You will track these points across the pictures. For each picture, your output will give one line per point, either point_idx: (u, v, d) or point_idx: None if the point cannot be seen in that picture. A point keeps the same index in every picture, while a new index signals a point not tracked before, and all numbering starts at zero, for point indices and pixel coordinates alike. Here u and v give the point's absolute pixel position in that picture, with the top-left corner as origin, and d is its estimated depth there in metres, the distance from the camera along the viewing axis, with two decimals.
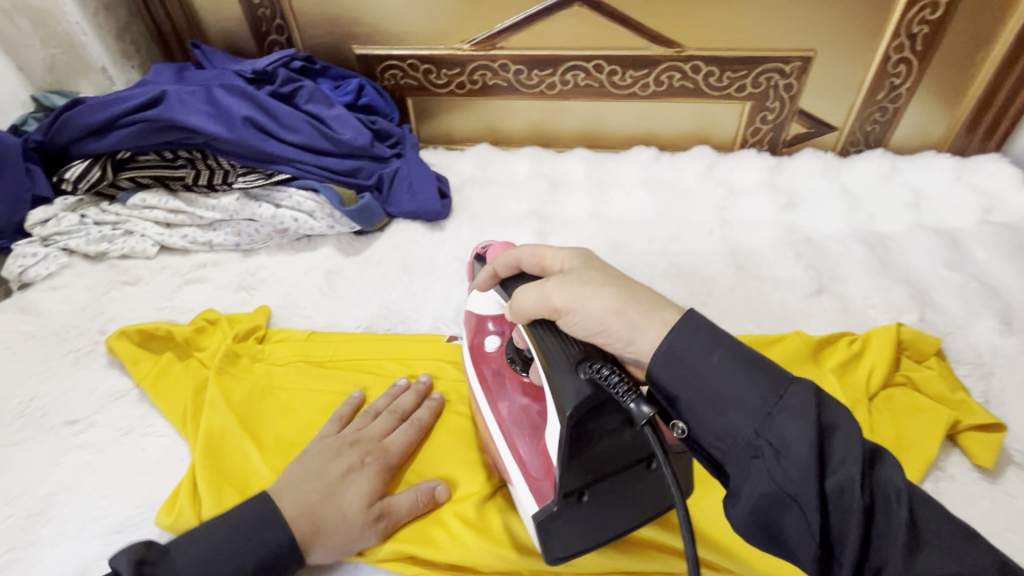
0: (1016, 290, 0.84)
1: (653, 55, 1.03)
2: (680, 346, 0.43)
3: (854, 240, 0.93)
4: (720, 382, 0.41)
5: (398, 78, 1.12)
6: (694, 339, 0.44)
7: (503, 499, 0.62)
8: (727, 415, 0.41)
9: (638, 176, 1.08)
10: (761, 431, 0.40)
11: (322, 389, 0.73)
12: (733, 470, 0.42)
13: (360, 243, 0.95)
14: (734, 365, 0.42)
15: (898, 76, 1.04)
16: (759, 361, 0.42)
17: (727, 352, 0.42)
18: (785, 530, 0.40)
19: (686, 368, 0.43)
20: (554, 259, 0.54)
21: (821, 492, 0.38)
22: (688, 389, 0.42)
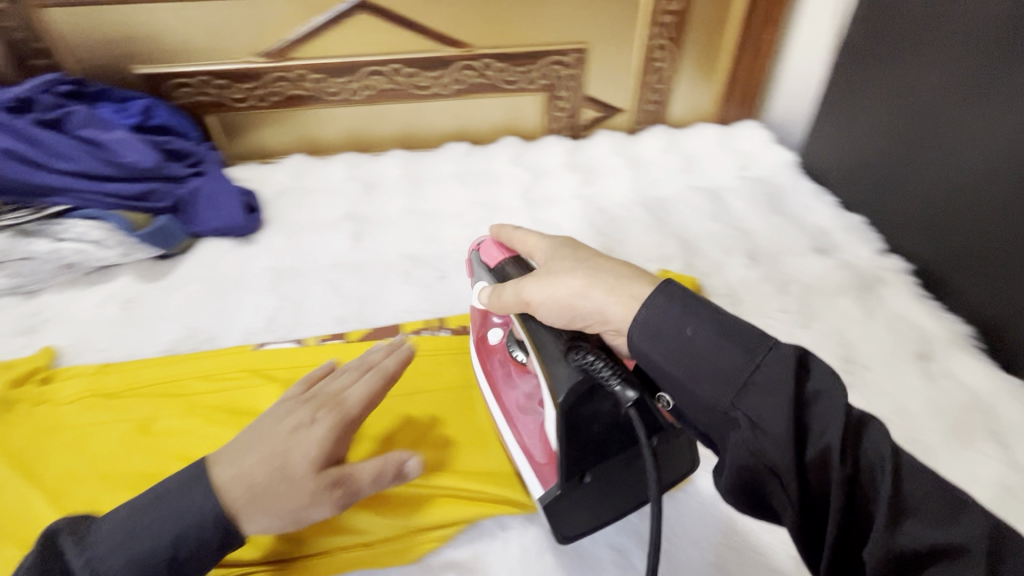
0: (763, 230, 1.01)
1: (445, 56, 1.10)
2: (661, 320, 0.46)
3: (637, 205, 1.05)
4: (704, 354, 0.44)
5: (193, 96, 1.08)
6: (674, 308, 0.47)
7: None
8: (703, 380, 0.44)
9: (451, 170, 1.14)
10: (725, 397, 0.43)
11: (116, 420, 0.69)
12: (718, 436, 0.46)
13: (162, 267, 0.92)
14: (715, 330, 0.45)
15: (661, 60, 1.19)
16: (727, 330, 0.44)
17: (704, 325, 0.45)
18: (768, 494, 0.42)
19: (661, 338, 0.46)
20: (540, 248, 0.59)
21: (794, 462, 0.40)
22: (672, 363, 0.45)
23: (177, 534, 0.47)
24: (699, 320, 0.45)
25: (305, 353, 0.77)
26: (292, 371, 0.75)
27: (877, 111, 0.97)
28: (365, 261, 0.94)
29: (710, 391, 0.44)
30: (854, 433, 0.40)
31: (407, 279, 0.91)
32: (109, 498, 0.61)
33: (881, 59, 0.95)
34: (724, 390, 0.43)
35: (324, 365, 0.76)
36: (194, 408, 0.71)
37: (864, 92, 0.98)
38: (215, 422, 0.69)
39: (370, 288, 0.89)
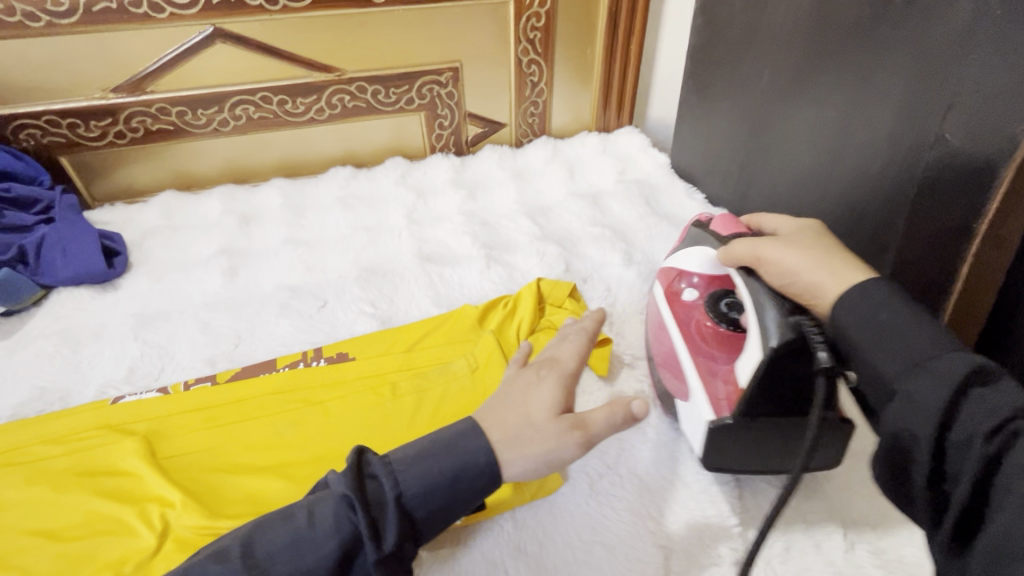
0: (640, 230, 1.06)
1: (316, 81, 1.08)
2: (861, 300, 0.47)
3: (520, 216, 1.08)
4: (890, 330, 0.44)
5: (39, 137, 1.01)
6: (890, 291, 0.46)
7: (171, 544, 0.59)
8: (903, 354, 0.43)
9: (334, 196, 1.13)
10: (912, 364, 0.42)
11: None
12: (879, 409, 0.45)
13: (8, 325, 0.84)
14: (922, 314, 0.45)
15: (534, 74, 1.23)
16: (940, 323, 0.44)
17: (898, 311, 0.45)
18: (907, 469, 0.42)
19: (861, 316, 0.46)
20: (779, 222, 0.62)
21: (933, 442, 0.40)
22: (863, 331, 0.46)
23: (455, 477, 0.46)
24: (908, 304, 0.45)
25: (166, 401, 0.73)
26: (151, 422, 0.71)
27: (730, 95, 1.02)
28: (240, 297, 0.91)
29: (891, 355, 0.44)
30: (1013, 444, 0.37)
31: (285, 311, 0.88)
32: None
33: (731, 45, 0.99)
34: (913, 357, 0.43)
35: (188, 412, 0.72)
36: (37, 476, 0.65)
37: (719, 78, 1.03)
38: (64, 489, 0.64)
39: (244, 324, 0.86)
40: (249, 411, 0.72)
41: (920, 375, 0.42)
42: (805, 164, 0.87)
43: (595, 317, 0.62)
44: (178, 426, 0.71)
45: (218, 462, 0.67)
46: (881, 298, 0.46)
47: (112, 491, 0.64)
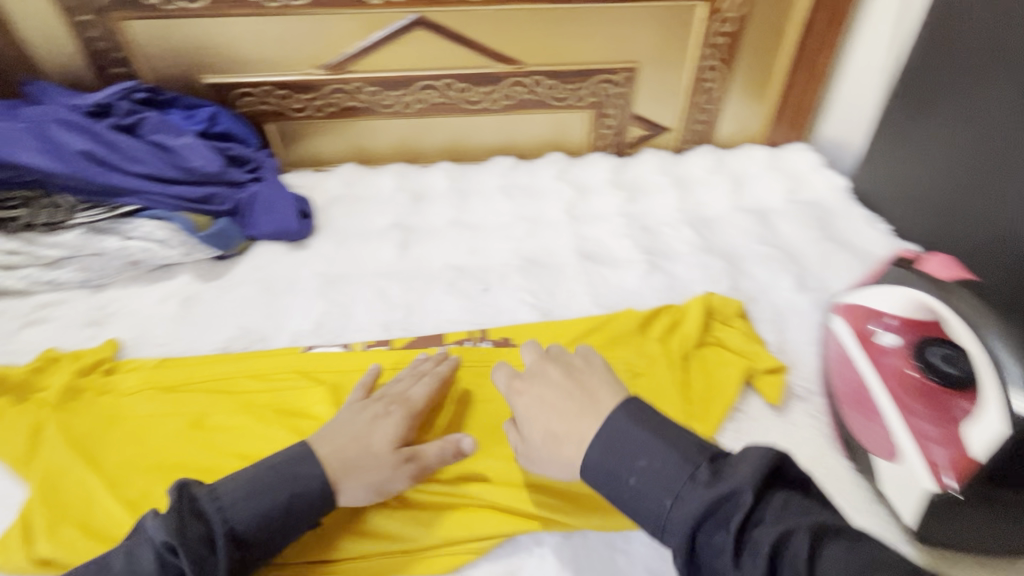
0: (814, 255, 0.98)
1: (498, 72, 1.12)
2: (559, 429, 0.55)
3: (683, 224, 1.04)
4: (624, 459, 0.49)
5: (255, 105, 1.13)
6: (616, 432, 0.51)
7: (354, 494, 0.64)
8: (665, 516, 0.46)
9: (497, 184, 1.16)
10: (670, 514, 0.45)
11: (171, 412, 0.72)
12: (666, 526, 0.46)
13: (219, 268, 0.96)
14: (662, 448, 0.48)
15: (711, 81, 1.18)
16: (650, 449, 0.49)
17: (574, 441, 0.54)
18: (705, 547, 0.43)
19: (612, 477, 0.50)
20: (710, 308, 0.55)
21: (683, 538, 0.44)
22: (608, 457, 0.50)
23: (289, 504, 0.55)
24: (631, 454, 0.49)
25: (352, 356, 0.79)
26: (337, 374, 0.77)
27: (950, 121, 0.93)
28: (411, 270, 0.96)
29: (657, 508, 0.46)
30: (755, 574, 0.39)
31: (452, 289, 0.92)
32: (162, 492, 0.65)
33: (961, 68, 0.90)
34: (665, 500, 0.46)
35: (369, 370, 0.77)
36: (239, 407, 0.73)
37: (943, 99, 0.93)
38: (261, 423, 0.71)
39: (415, 297, 0.91)
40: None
41: (680, 526, 0.44)
42: (1020, 214, 0.83)
43: (448, 361, 0.72)
44: (360, 381, 0.76)
45: (394, 423, 0.71)
46: (608, 443, 0.51)
47: (303, 434, 0.70)
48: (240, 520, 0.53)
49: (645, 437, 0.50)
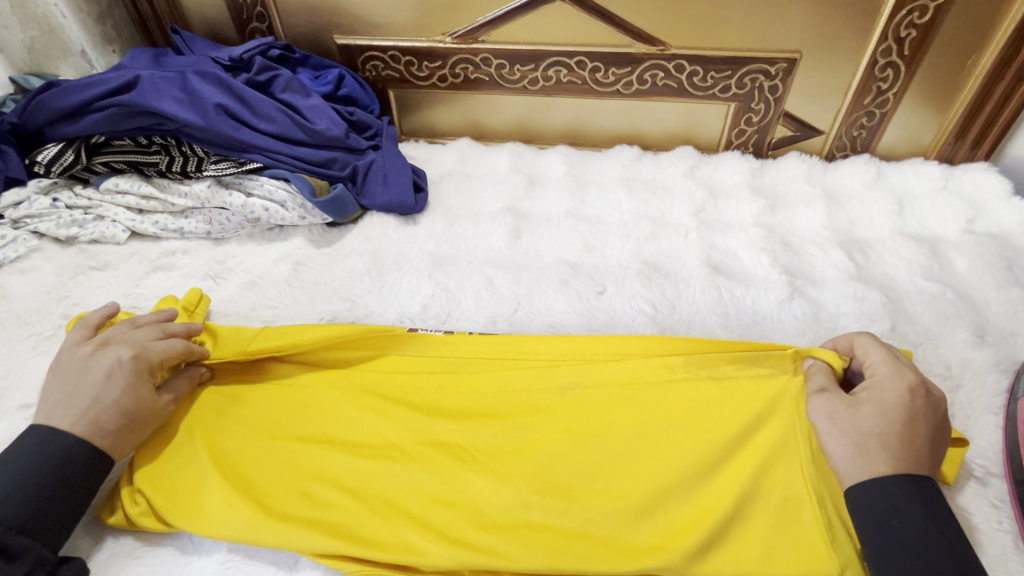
0: (995, 301, 0.82)
1: (637, 52, 1.02)
2: (877, 490, 0.54)
3: (831, 245, 0.91)
4: (902, 529, 0.52)
5: (380, 69, 1.11)
6: (887, 494, 0.53)
7: (445, 494, 0.61)
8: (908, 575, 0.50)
9: (618, 176, 1.07)
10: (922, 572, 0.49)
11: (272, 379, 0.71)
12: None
13: (331, 234, 0.95)
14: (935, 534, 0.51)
15: (885, 80, 1.01)
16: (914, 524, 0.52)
17: (892, 494, 0.53)
18: None
19: (881, 523, 0.52)
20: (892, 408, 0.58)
21: None
22: (875, 526, 0.53)
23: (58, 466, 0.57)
24: (904, 515, 0.52)
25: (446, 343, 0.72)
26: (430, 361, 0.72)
27: None
28: (522, 260, 0.91)
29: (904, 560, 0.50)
30: None
31: (564, 288, 0.85)
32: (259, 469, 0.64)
33: None
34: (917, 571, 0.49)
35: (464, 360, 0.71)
36: (336, 382, 0.71)
37: None
38: (355, 404, 0.68)
39: (525, 290, 0.85)
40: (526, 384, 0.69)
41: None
42: None
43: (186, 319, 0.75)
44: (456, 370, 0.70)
45: (494, 430, 0.66)
46: (881, 498, 0.53)
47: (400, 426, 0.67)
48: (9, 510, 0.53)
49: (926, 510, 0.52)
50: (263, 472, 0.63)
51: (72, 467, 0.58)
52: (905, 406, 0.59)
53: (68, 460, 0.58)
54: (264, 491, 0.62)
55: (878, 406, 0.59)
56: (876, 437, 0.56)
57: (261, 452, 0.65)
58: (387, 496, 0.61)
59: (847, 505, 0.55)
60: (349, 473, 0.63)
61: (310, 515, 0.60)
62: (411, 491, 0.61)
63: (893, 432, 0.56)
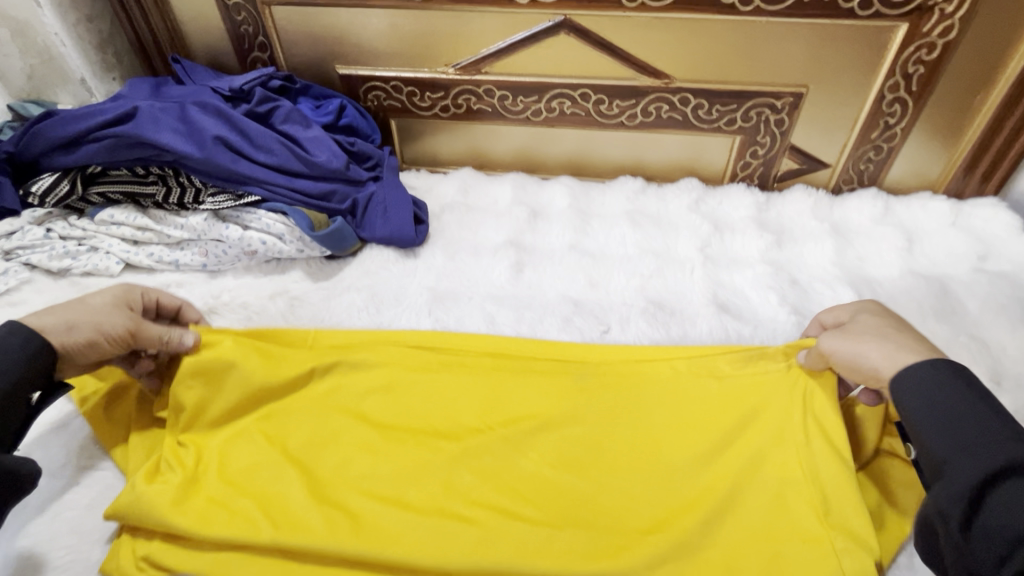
0: (1011, 346, 0.80)
1: (641, 85, 1.01)
2: (925, 383, 0.51)
3: (841, 284, 0.89)
4: (953, 413, 0.48)
5: (382, 99, 1.10)
6: (935, 381, 0.50)
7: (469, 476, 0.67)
8: (952, 454, 0.47)
9: (622, 209, 1.05)
10: (971, 445, 0.46)
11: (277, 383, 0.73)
12: (941, 479, 0.46)
13: (330, 268, 0.94)
14: (992, 412, 0.47)
15: (893, 115, 1.00)
16: (969, 409, 0.48)
17: (947, 384, 0.50)
18: (990, 510, 0.43)
19: (927, 405, 0.50)
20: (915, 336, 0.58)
21: (967, 496, 0.44)
22: (925, 411, 0.49)
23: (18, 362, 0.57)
24: (949, 393, 0.49)
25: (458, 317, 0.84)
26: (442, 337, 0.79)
27: None
28: (525, 297, 0.89)
29: (951, 437, 0.47)
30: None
31: (567, 327, 0.83)
32: (294, 466, 0.67)
33: None
34: (960, 453, 0.46)
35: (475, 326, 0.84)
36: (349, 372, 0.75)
37: None
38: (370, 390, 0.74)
39: (527, 329, 0.83)
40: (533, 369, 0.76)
41: (972, 463, 0.45)
42: None
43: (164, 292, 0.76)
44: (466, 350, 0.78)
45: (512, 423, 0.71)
46: (928, 382, 0.51)
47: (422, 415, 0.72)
48: None
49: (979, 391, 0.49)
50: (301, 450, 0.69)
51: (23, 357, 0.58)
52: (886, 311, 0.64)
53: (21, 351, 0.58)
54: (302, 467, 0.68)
55: (871, 313, 0.63)
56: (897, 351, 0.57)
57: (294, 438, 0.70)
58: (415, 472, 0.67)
59: (893, 389, 0.53)
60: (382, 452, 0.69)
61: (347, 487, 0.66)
62: (444, 480, 0.67)
63: (894, 325, 0.60)
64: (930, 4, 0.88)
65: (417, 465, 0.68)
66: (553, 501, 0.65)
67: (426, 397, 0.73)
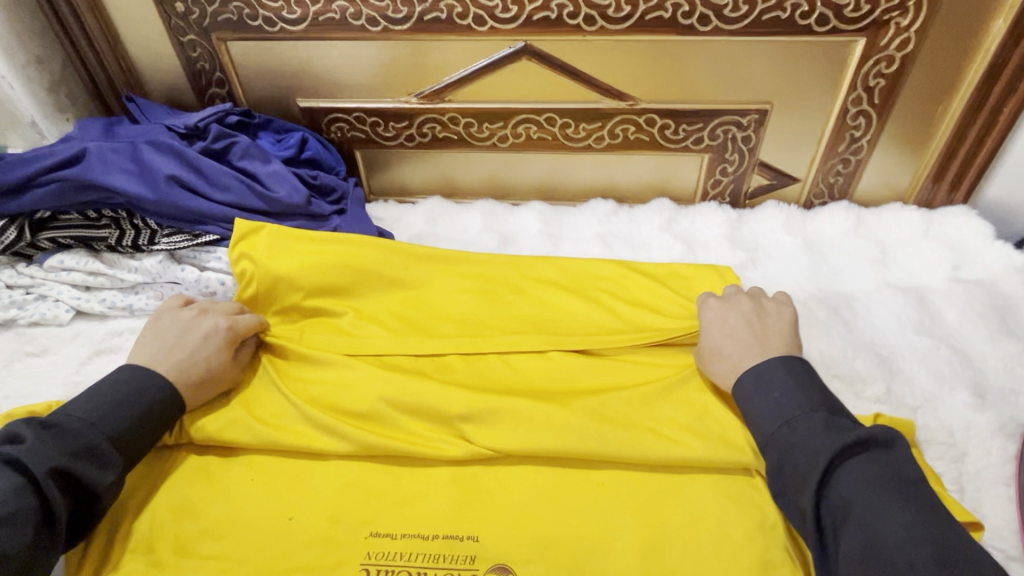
0: (992, 356, 0.79)
1: (606, 108, 1.00)
2: (747, 386, 0.61)
3: (818, 301, 0.88)
4: (780, 397, 0.58)
5: (345, 131, 1.08)
6: (767, 368, 0.61)
7: (448, 509, 0.63)
8: (750, 411, 0.60)
9: (594, 232, 1.04)
10: (773, 434, 0.56)
11: (226, 422, 0.67)
12: (776, 447, 0.56)
13: None
14: (792, 389, 0.58)
15: (858, 128, 1.00)
16: (786, 384, 0.59)
17: (772, 394, 0.59)
18: (789, 459, 0.54)
19: (748, 402, 0.61)
20: (706, 329, 0.70)
21: (776, 458, 0.55)
22: (747, 383, 0.61)
23: (136, 396, 0.62)
24: (774, 386, 0.59)
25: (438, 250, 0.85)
26: (447, 375, 0.74)
27: None
28: None
29: (762, 426, 0.58)
30: (827, 497, 0.50)
31: None
32: (258, 512, 0.63)
33: None
34: (777, 419, 0.57)
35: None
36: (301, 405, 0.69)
37: None
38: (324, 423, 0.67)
39: None
40: (535, 292, 0.83)
41: (779, 439, 0.55)
42: None
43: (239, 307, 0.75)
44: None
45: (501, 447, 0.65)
46: (759, 380, 0.61)
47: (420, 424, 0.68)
48: (107, 424, 0.59)
49: (793, 384, 0.59)
50: (255, 508, 0.63)
51: (163, 400, 0.64)
52: (721, 315, 0.70)
53: (156, 402, 0.64)
54: (256, 518, 0.62)
55: (708, 329, 0.70)
56: (713, 346, 0.68)
57: (247, 491, 0.64)
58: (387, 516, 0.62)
59: (736, 394, 0.63)
60: (354, 495, 0.64)
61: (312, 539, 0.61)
62: (414, 522, 0.62)
63: (723, 339, 0.67)
64: (885, 19, 0.88)
65: (394, 500, 0.64)
66: (525, 532, 0.61)
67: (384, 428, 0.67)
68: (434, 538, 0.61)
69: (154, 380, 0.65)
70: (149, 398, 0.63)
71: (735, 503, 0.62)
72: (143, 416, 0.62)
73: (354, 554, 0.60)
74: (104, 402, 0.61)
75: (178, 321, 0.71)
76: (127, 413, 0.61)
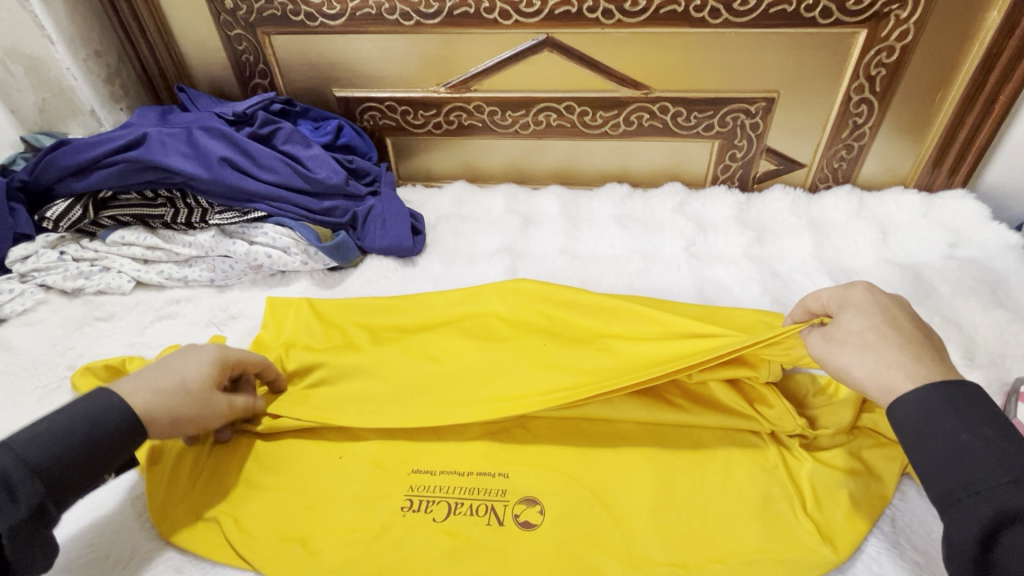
0: (981, 325, 0.85)
1: (622, 96, 1.07)
2: (939, 414, 0.46)
3: (819, 275, 0.95)
4: (989, 443, 0.43)
5: (377, 119, 1.16)
6: (964, 393, 0.46)
7: (481, 450, 0.70)
8: (926, 443, 0.45)
9: (610, 213, 1.11)
10: (991, 489, 0.41)
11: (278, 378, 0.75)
12: (988, 514, 0.41)
13: (333, 278, 0.99)
14: (1007, 436, 0.43)
15: (860, 115, 1.06)
16: (1003, 427, 0.44)
17: (977, 434, 0.44)
18: (1007, 536, 0.40)
19: (923, 427, 0.46)
20: (851, 315, 0.55)
21: (985, 527, 0.41)
22: (942, 410, 0.46)
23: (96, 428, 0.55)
24: (983, 424, 0.44)
25: None
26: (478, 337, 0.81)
27: None
28: None
29: (961, 477, 0.43)
30: None
31: None
32: (310, 453, 0.71)
33: None
34: (995, 476, 0.42)
35: None
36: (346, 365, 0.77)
37: None
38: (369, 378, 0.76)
39: None
40: None
41: (996, 500, 0.41)
42: None
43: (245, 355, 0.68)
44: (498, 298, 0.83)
45: None
46: (952, 403, 0.46)
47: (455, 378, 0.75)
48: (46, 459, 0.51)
49: (1000, 423, 0.44)
50: (307, 449, 0.71)
51: (113, 434, 0.55)
52: (876, 299, 0.56)
53: (111, 432, 0.55)
54: (311, 455, 0.71)
55: (854, 309, 0.55)
56: (865, 336, 0.53)
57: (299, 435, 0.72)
58: (425, 456, 0.70)
59: (891, 417, 0.48)
60: (394, 438, 0.72)
61: (360, 473, 0.69)
62: (451, 463, 0.69)
63: (883, 324, 0.53)
64: (885, 12, 0.94)
65: (430, 441, 0.72)
66: (549, 472, 0.68)
67: (423, 382, 0.75)
68: (469, 474, 0.68)
69: (116, 415, 0.56)
70: (104, 425, 0.55)
71: (735, 447, 0.69)
72: (83, 452, 0.53)
73: (398, 487, 0.67)
74: (52, 434, 0.53)
75: (201, 357, 0.64)
76: (70, 445, 0.53)
